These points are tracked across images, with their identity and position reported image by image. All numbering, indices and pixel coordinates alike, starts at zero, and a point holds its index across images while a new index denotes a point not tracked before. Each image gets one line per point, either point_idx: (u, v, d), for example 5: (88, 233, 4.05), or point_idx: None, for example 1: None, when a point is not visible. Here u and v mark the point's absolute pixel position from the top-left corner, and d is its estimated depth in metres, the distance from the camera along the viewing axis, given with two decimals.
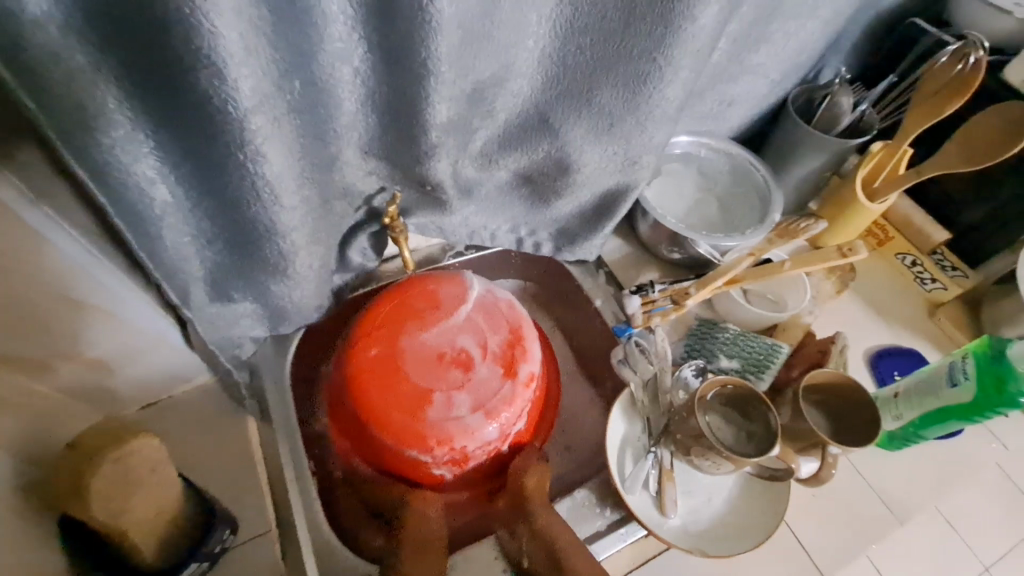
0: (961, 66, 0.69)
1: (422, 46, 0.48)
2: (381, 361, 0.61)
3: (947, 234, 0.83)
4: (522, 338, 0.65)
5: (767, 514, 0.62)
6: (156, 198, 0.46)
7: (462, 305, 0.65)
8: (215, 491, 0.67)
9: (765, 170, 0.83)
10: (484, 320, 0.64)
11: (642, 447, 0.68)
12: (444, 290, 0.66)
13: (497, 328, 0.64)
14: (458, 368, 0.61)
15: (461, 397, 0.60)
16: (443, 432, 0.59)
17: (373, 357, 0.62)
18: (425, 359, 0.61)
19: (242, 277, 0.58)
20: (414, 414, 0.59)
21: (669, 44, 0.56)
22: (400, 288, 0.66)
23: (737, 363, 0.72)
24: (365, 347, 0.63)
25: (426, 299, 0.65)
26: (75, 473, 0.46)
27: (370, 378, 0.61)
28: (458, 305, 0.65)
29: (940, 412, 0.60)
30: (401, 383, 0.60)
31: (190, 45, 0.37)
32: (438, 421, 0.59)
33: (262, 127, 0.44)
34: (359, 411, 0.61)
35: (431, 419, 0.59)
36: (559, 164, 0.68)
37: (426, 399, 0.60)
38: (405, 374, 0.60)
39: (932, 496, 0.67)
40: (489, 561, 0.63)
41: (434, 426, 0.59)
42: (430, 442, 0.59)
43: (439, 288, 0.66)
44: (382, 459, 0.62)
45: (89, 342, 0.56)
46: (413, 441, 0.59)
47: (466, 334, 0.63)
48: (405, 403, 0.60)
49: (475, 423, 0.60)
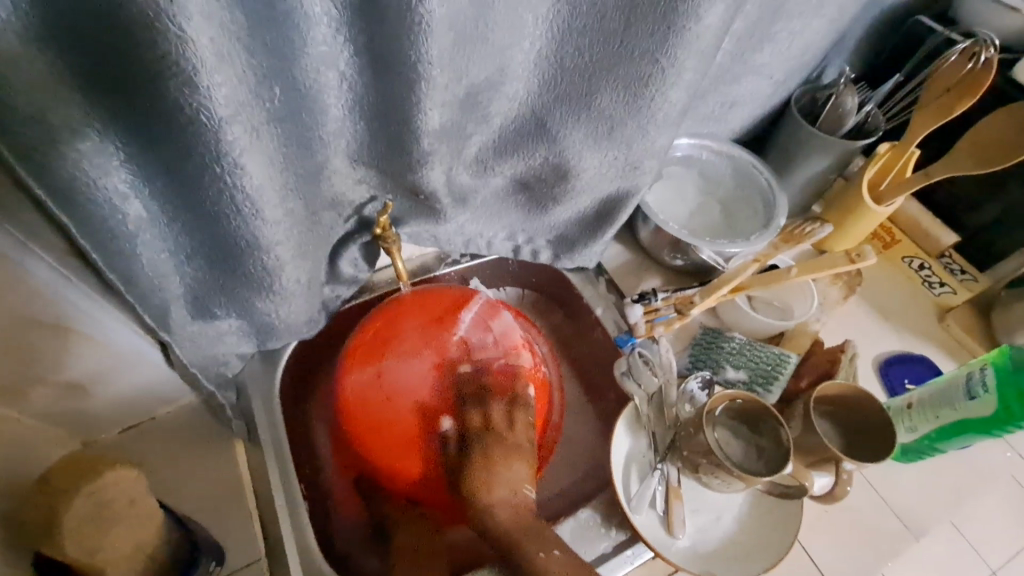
0: (972, 65, 0.67)
1: (411, 48, 0.45)
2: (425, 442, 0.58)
3: (956, 238, 0.82)
4: (422, 301, 0.67)
5: (781, 533, 0.59)
6: (130, 213, 0.43)
7: (389, 334, 0.63)
8: (200, 517, 0.64)
9: (767, 172, 0.80)
10: (415, 312, 0.65)
11: (648, 464, 0.65)
12: (360, 374, 0.61)
13: (412, 314, 0.65)
14: (451, 342, 0.63)
15: (477, 340, 0.63)
16: (506, 348, 0.63)
17: (418, 445, 0.58)
18: (435, 377, 0.60)
19: (226, 294, 0.54)
20: (493, 393, 0.60)
21: (672, 45, 0.53)
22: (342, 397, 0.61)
23: (744, 374, 0.70)
24: (399, 448, 0.58)
25: (363, 386, 0.61)
26: (45, 510, 0.43)
27: (451, 445, 0.57)
28: (391, 327, 0.64)
29: (958, 425, 0.58)
30: (467, 414, 0.58)
31: (158, 51, 0.34)
32: (495, 358, 0.62)
33: (241, 137, 0.41)
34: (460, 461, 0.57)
35: (494, 359, 0.62)
36: (557, 170, 0.66)
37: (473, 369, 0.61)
38: (450, 391, 0.60)
39: (947, 508, 0.65)
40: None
41: (505, 365, 0.62)
42: (516, 377, 0.61)
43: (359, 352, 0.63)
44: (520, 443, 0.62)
45: (64, 365, 0.53)
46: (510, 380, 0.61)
47: (418, 326, 0.64)
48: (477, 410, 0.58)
49: (501, 324, 0.65)
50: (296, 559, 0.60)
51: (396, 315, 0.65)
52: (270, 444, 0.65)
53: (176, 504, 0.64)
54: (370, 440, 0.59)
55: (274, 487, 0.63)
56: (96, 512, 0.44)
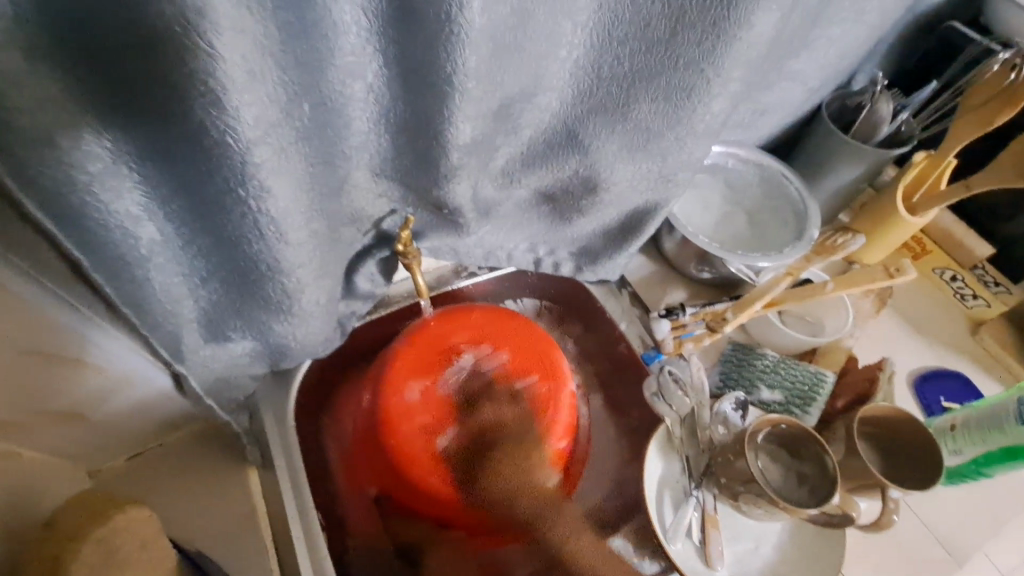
0: (1014, 76, 0.63)
1: (448, 60, 0.41)
2: (464, 468, 0.59)
3: (991, 249, 0.77)
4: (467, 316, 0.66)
5: (824, 564, 0.57)
6: (142, 236, 0.40)
7: (435, 354, 0.63)
8: (212, 549, 0.61)
9: (798, 182, 0.78)
10: (462, 328, 0.64)
11: (683, 490, 0.62)
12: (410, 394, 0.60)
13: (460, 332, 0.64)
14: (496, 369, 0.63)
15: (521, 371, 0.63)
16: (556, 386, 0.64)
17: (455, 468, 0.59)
18: (486, 397, 0.62)
19: (242, 317, 0.51)
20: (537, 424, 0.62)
21: (720, 55, 0.50)
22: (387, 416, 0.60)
23: (780, 394, 0.67)
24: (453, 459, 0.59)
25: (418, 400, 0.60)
26: (49, 559, 0.40)
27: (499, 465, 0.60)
28: (436, 344, 0.63)
29: (1008, 450, 0.56)
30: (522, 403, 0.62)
31: (184, 67, 0.31)
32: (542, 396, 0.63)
33: (267, 160, 0.37)
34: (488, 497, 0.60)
35: (542, 389, 0.63)
36: (586, 183, 0.63)
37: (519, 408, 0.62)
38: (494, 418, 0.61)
39: (988, 533, 0.63)
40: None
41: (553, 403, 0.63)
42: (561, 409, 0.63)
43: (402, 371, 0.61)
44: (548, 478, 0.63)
45: (68, 393, 0.50)
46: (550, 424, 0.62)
47: (465, 346, 0.64)
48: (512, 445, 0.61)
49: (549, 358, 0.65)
50: None
51: (447, 330, 0.64)
52: (285, 472, 0.61)
53: (186, 537, 0.60)
54: (419, 454, 0.59)
55: (290, 517, 0.60)
56: (107, 560, 0.41)
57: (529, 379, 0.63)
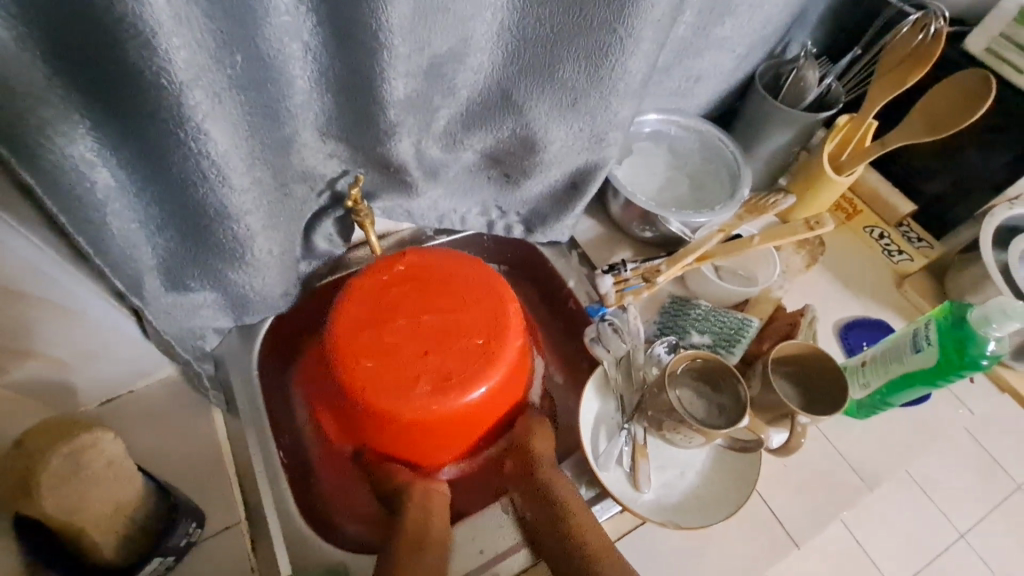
0: (922, 36, 0.69)
1: (372, 17, 0.46)
2: (421, 397, 0.60)
3: (914, 207, 0.85)
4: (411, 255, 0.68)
5: (739, 487, 0.63)
6: (98, 181, 0.44)
7: (380, 290, 0.65)
8: (179, 485, 0.65)
9: (734, 145, 0.82)
10: (411, 265, 0.67)
11: (616, 424, 0.68)
12: (356, 333, 0.62)
13: (405, 271, 0.66)
14: (443, 295, 0.65)
15: (467, 296, 0.65)
16: (500, 306, 0.65)
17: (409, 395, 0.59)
18: (436, 318, 0.63)
19: (199, 265, 0.56)
20: (491, 335, 0.63)
21: (630, 15, 0.54)
22: (341, 352, 0.61)
23: (709, 338, 0.72)
24: (410, 390, 0.60)
25: (369, 335, 0.62)
26: (21, 467, 0.45)
27: (459, 380, 0.61)
28: (385, 282, 0.65)
29: (905, 377, 0.61)
30: (468, 321, 0.64)
31: (113, 12, 0.35)
32: (491, 318, 0.64)
33: (202, 102, 0.42)
34: (445, 419, 0.61)
35: (500, 307, 0.65)
36: (525, 142, 0.67)
37: (469, 328, 0.63)
38: (445, 340, 0.62)
39: (899, 460, 0.69)
40: (495, 528, 0.64)
41: (501, 321, 0.64)
42: (510, 323, 0.65)
43: (351, 310, 0.63)
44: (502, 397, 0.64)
45: (39, 337, 0.54)
46: (496, 341, 0.63)
47: (412, 278, 0.66)
48: (468, 363, 0.61)
49: (494, 285, 0.67)
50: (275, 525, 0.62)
51: (396, 270, 0.66)
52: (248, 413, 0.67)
53: (155, 472, 0.65)
54: (382, 386, 0.60)
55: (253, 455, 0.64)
56: (73, 472, 0.46)
57: (477, 301, 0.65)
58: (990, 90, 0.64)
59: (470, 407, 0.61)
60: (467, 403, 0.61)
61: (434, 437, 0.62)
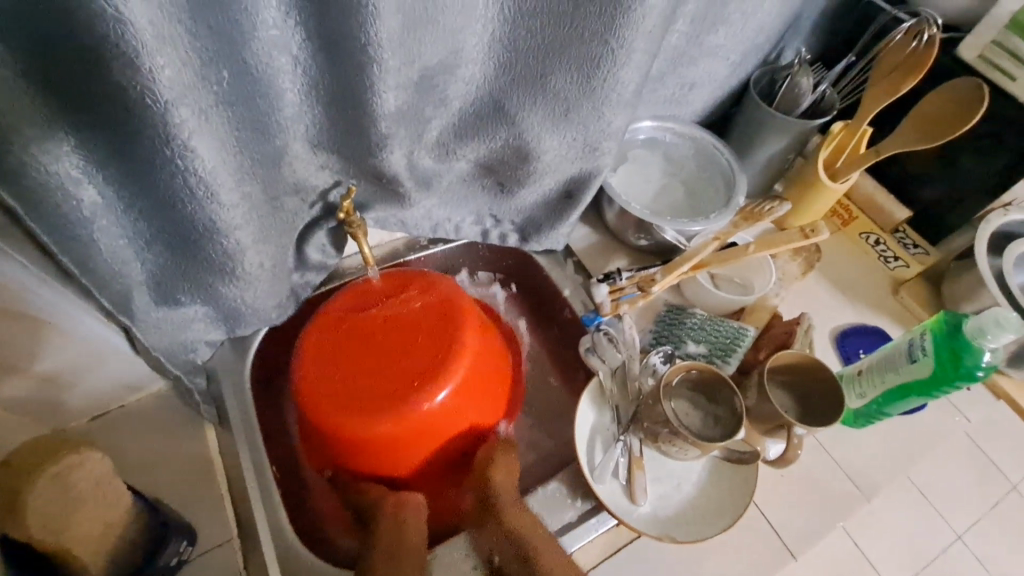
0: (915, 44, 0.69)
1: (361, 30, 0.46)
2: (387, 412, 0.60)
3: (908, 214, 0.83)
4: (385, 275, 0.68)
5: (736, 500, 0.62)
6: (84, 198, 0.43)
7: (352, 309, 0.65)
8: (169, 499, 0.64)
9: (728, 152, 0.82)
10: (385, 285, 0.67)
11: (612, 435, 0.67)
12: (326, 353, 0.63)
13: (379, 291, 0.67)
14: (410, 309, 0.65)
15: (433, 309, 0.65)
16: (467, 318, 0.65)
17: (376, 412, 0.60)
18: (404, 333, 0.63)
19: (189, 280, 0.55)
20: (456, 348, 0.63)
21: (622, 26, 0.54)
22: (313, 372, 0.62)
23: (704, 347, 0.72)
24: (375, 406, 0.60)
25: (337, 344, 0.63)
26: (7, 491, 0.43)
27: (423, 392, 0.61)
28: (359, 301, 0.66)
29: (901, 388, 0.61)
30: (435, 333, 0.64)
31: (97, 31, 0.34)
32: (458, 330, 0.64)
33: (188, 119, 0.41)
34: (412, 432, 0.61)
35: (466, 318, 0.65)
36: (518, 152, 0.67)
37: (435, 340, 0.63)
38: (411, 354, 0.62)
39: (895, 469, 0.68)
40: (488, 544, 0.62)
41: (467, 333, 0.64)
42: (477, 336, 0.64)
43: (325, 330, 0.64)
44: (470, 407, 0.64)
45: (27, 354, 0.53)
46: (461, 353, 0.63)
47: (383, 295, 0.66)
48: (433, 376, 0.61)
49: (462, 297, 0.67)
50: (268, 540, 0.61)
51: (370, 291, 0.67)
52: (240, 426, 0.66)
53: (146, 488, 0.64)
54: (349, 403, 0.60)
55: (245, 470, 0.63)
56: (61, 492, 0.45)
57: (443, 314, 0.65)
58: (984, 98, 0.64)
59: (436, 419, 0.62)
60: (432, 416, 0.61)
61: (404, 450, 0.62)
